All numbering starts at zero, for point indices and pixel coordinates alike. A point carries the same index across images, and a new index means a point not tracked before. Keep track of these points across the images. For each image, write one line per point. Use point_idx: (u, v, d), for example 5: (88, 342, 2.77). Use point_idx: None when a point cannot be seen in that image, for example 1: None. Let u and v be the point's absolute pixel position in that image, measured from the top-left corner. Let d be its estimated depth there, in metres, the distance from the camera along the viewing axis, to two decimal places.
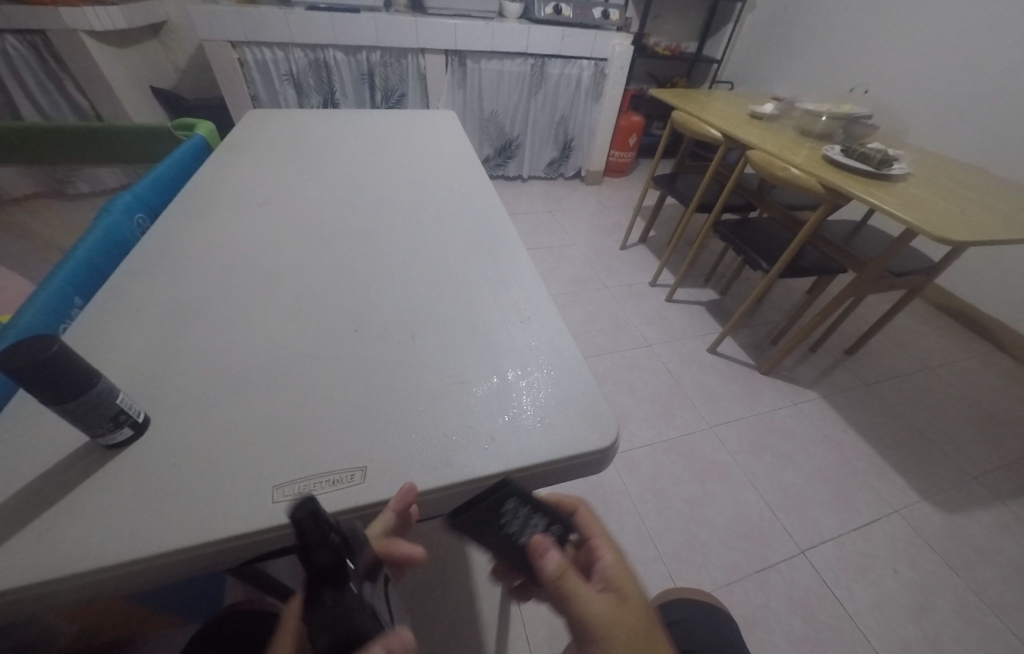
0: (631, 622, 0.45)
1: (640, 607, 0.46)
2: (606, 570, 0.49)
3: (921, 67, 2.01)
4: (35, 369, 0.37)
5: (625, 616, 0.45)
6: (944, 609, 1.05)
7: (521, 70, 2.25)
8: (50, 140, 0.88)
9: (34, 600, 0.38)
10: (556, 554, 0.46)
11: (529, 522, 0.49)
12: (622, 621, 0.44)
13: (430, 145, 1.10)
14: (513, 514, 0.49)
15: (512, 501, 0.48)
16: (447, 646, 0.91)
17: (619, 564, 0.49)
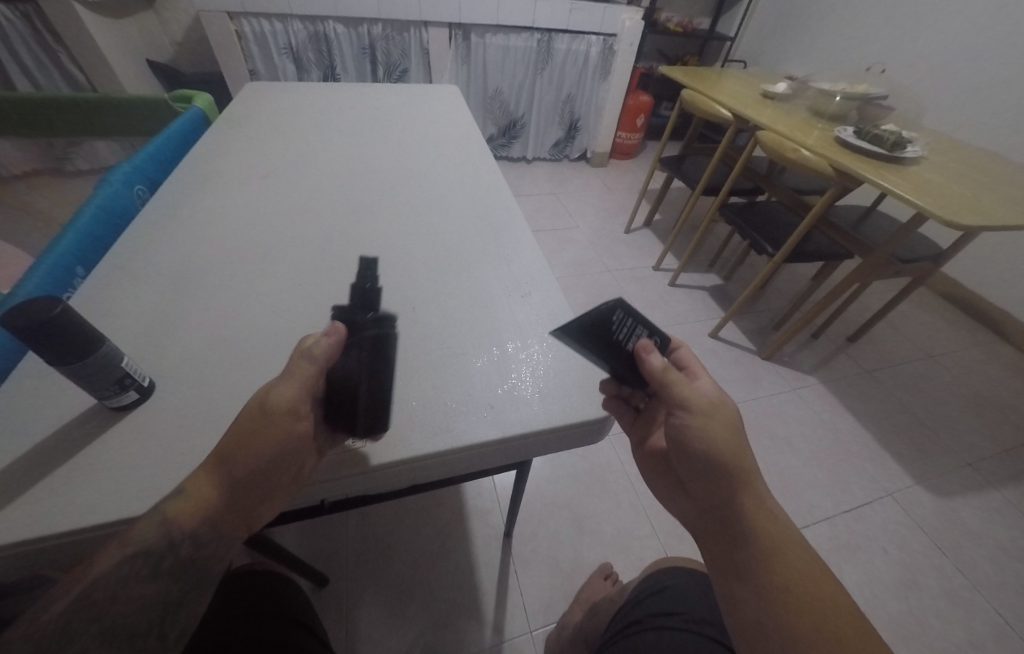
0: (720, 420, 0.51)
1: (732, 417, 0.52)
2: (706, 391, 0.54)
3: (939, 47, 1.95)
4: (41, 328, 0.37)
5: (715, 418, 0.51)
6: (931, 588, 1.08)
7: (527, 45, 2.19)
8: (45, 112, 0.87)
9: (46, 551, 0.39)
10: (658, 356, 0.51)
11: (636, 331, 0.52)
12: (711, 418, 0.51)
13: (433, 120, 1.08)
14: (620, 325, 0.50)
15: (620, 313, 0.50)
16: (446, 615, 0.94)
17: (713, 388, 0.54)
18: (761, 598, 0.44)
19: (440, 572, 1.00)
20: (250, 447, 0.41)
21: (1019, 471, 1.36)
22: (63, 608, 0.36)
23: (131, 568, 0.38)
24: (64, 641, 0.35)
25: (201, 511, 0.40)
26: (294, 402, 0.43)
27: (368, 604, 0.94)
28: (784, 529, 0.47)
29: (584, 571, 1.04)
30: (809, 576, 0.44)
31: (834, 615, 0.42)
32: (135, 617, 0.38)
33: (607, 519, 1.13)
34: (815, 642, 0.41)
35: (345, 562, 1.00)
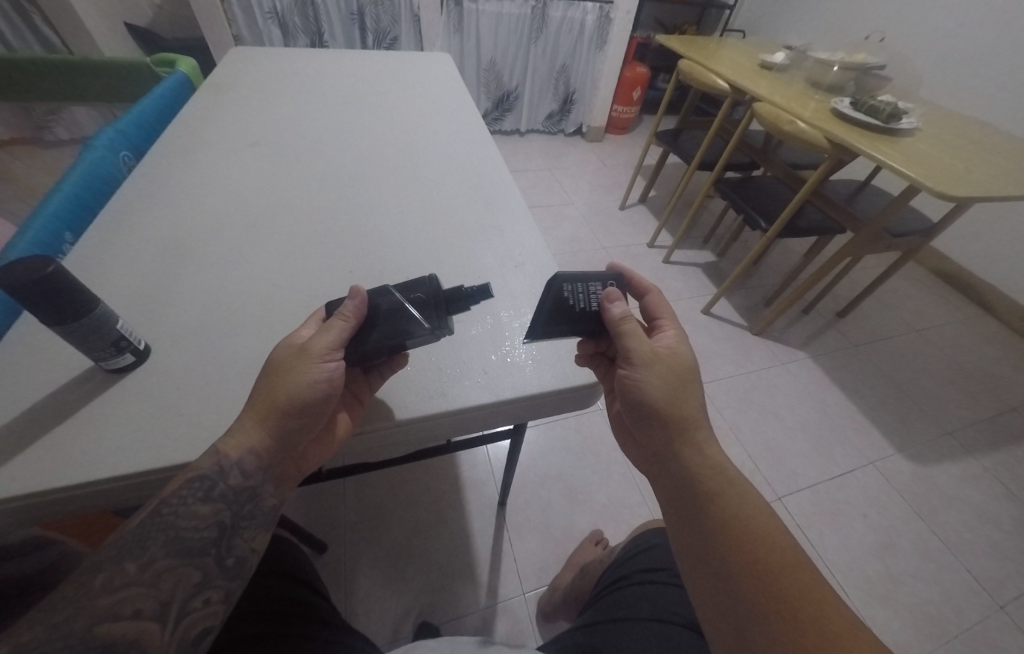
0: (671, 370, 0.52)
1: (684, 366, 0.53)
2: (667, 341, 0.55)
3: (942, 16, 1.91)
4: (37, 286, 0.37)
5: (669, 369, 0.52)
6: (906, 549, 1.13)
7: (521, 12, 2.13)
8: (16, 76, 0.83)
9: (51, 505, 0.40)
10: (619, 305, 0.52)
11: (592, 289, 0.53)
12: (661, 370, 0.52)
13: (424, 88, 1.05)
14: (574, 291, 0.53)
15: (568, 285, 0.53)
16: (443, 579, 0.98)
17: (675, 339, 0.55)
18: (703, 541, 0.47)
19: (436, 538, 1.04)
20: (291, 389, 0.43)
21: (995, 440, 1.41)
22: (140, 518, 0.40)
23: (192, 489, 0.41)
24: (138, 547, 0.39)
25: (246, 445, 0.42)
26: (332, 343, 0.45)
27: (366, 568, 0.98)
28: (725, 472, 0.49)
29: (576, 537, 1.08)
30: (749, 515, 0.47)
31: (771, 548, 0.45)
32: (197, 535, 0.41)
33: (599, 488, 1.17)
34: (749, 576, 0.44)
35: (344, 531, 1.02)
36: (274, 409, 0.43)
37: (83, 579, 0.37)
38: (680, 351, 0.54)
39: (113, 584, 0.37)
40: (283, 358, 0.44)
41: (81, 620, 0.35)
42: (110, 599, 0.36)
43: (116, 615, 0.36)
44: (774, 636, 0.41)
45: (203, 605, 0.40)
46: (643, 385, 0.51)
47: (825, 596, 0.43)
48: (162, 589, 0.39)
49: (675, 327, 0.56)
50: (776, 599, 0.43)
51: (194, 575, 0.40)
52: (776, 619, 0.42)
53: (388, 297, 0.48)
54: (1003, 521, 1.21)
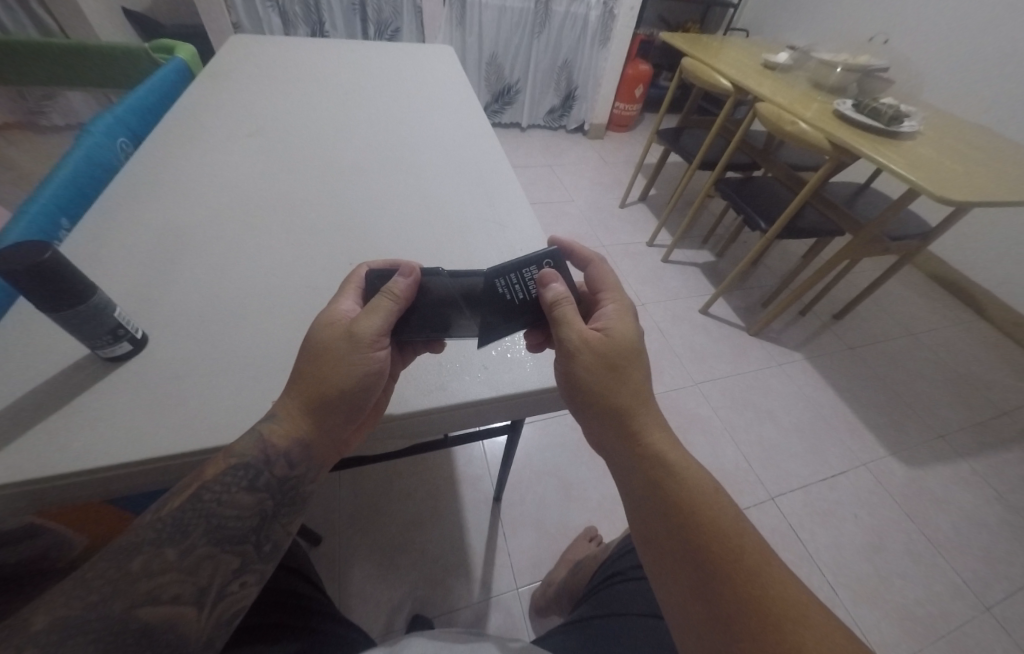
0: (613, 356, 0.49)
1: (627, 347, 0.50)
2: (608, 316, 0.52)
3: (945, 19, 1.91)
4: (34, 272, 0.37)
5: (606, 357, 0.49)
6: (896, 550, 1.14)
7: (523, 6, 2.11)
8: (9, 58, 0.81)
9: (57, 490, 0.40)
10: (557, 286, 0.50)
11: (527, 275, 0.50)
12: (598, 358, 0.48)
13: (428, 81, 1.04)
14: (508, 285, 0.49)
15: (501, 278, 0.49)
16: (438, 573, 0.98)
17: (617, 313, 0.53)
18: (658, 533, 0.45)
19: (431, 533, 1.04)
20: (340, 376, 0.44)
21: (986, 443, 1.42)
22: (181, 502, 0.40)
23: (237, 475, 0.41)
24: (180, 533, 0.39)
25: (295, 435, 0.43)
26: (380, 329, 0.45)
27: (360, 561, 0.98)
28: (677, 458, 0.47)
29: (570, 533, 1.09)
30: (705, 502, 0.45)
31: (727, 535, 0.43)
32: (239, 522, 0.41)
33: (594, 485, 1.18)
34: (704, 565, 0.42)
35: (339, 523, 1.02)
36: (322, 398, 0.44)
37: (123, 560, 0.37)
38: (623, 330, 0.51)
39: (153, 568, 0.37)
40: (332, 340, 0.44)
41: (122, 602, 0.35)
42: (150, 583, 0.36)
43: (154, 600, 0.36)
44: (733, 631, 0.39)
45: (239, 589, 0.40)
46: (583, 376, 0.48)
47: (783, 580, 0.41)
48: (203, 575, 0.39)
49: (616, 301, 0.54)
50: (734, 591, 0.41)
51: (232, 562, 0.40)
52: (732, 606, 0.40)
53: (437, 277, 0.49)
54: (992, 523, 1.23)
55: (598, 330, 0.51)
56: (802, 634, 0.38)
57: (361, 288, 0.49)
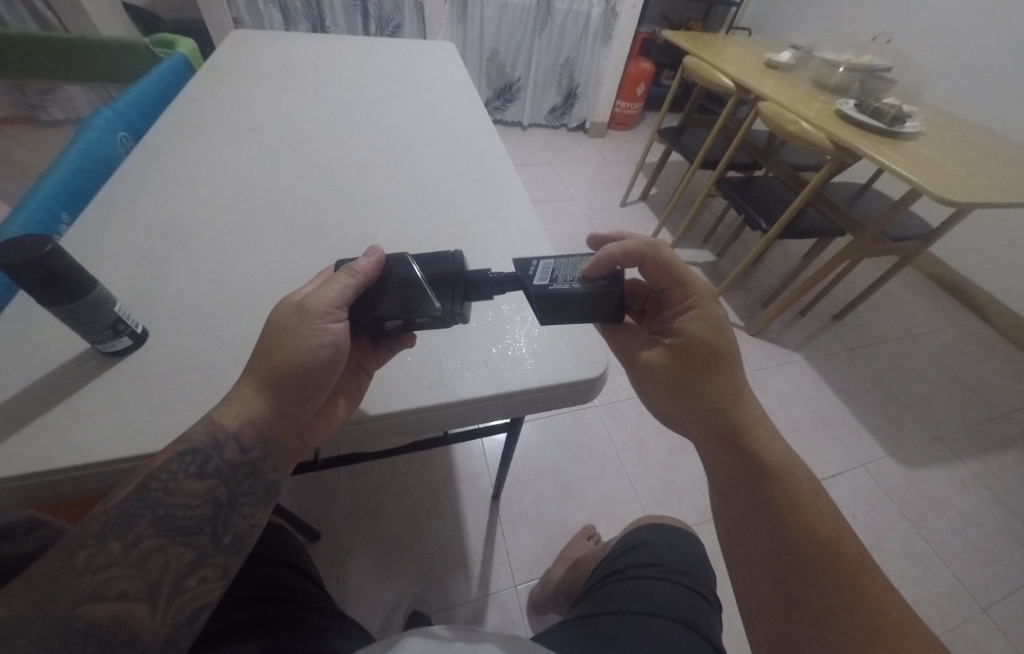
0: (698, 367, 0.51)
1: (719, 352, 0.51)
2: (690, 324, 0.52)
3: (948, 20, 1.91)
4: (35, 266, 0.37)
5: (695, 366, 0.51)
6: (893, 550, 1.15)
7: (525, 3, 2.10)
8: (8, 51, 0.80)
9: (51, 484, 0.40)
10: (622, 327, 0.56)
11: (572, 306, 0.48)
12: (688, 370, 0.52)
13: (429, 78, 1.04)
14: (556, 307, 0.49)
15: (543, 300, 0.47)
16: (435, 570, 0.98)
17: (699, 320, 0.52)
18: (755, 528, 0.52)
19: (429, 531, 1.04)
20: (289, 350, 0.42)
21: (984, 445, 1.43)
22: (125, 494, 0.40)
23: (182, 463, 0.40)
24: (125, 525, 0.39)
25: (245, 415, 0.42)
26: (335, 302, 0.43)
27: (358, 558, 0.98)
28: (779, 455, 0.52)
29: (568, 532, 1.09)
30: (798, 499, 0.51)
31: (817, 529, 0.50)
32: (190, 513, 0.41)
33: (593, 483, 1.18)
34: (798, 556, 0.49)
35: (337, 520, 1.02)
36: (272, 375, 0.43)
37: (67, 557, 0.37)
38: (705, 335, 0.51)
39: (98, 563, 0.37)
40: (283, 316, 0.43)
41: (66, 599, 0.35)
42: (95, 578, 0.37)
43: (99, 596, 0.36)
44: (826, 612, 0.46)
45: (198, 584, 0.40)
46: (673, 389, 0.53)
47: (870, 572, 0.48)
48: (152, 569, 0.39)
49: (700, 297, 0.52)
50: (826, 577, 0.47)
51: (186, 555, 0.40)
52: (825, 595, 0.47)
53: (405, 266, 0.45)
54: (989, 524, 1.23)
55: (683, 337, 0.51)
56: (889, 620, 0.44)
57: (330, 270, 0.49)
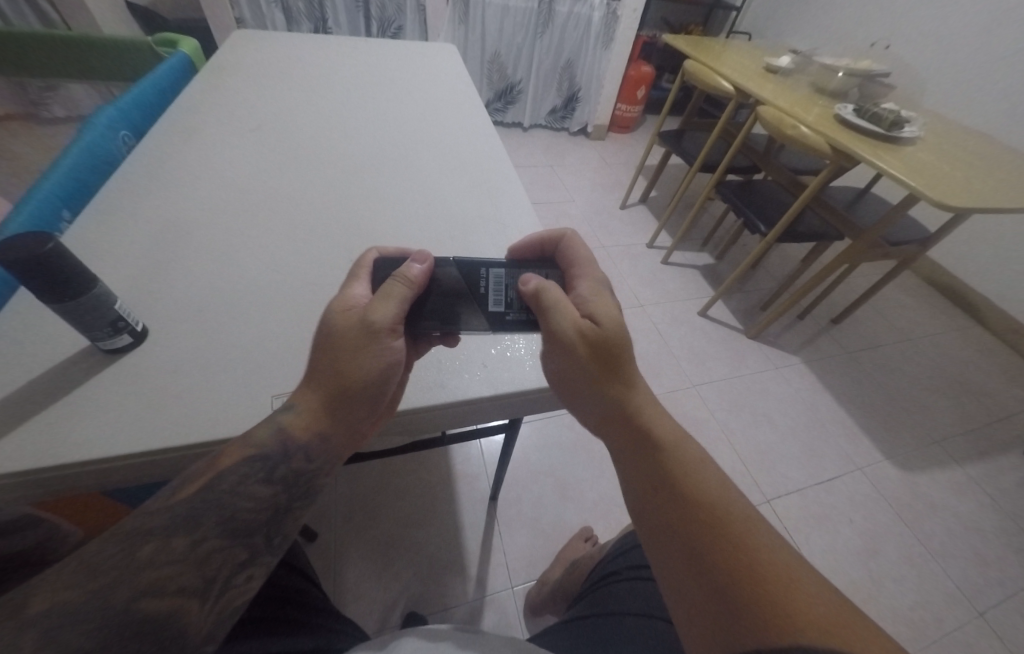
0: (603, 338, 0.48)
1: (621, 327, 0.49)
2: (583, 293, 0.51)
3: (948, 26, 1.92)
4: (33, 264, 0.37)
5: (600, 345, 0.48)
6: (889, 554, 1.15)
7: (526, 6, 2.11)
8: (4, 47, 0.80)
9: (53, 481, 0.40)
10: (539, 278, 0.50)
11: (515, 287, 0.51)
12: (594, 346, 0.48)
13: (431, 79, 1.04)
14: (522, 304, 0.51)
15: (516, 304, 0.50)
16: (432, 571, 0.98)
17: (592, 290, 0.51)
18: (654, 507, 0.44)
19: (427, 531, 1.04)
20: (357, 368, 0.44)
21: (981, 450, 1.43)
22: (194, 491, 0.39)
23: (254, 468, 0.41)
24: (193, 521, 0.38)
25: (313, 427, 0.44)
26: (394, 316, 0.45)
27: (355, 558, 0.98)
28: (675, 434, 0.47)
29: (566, 533, 1.09)
30: (700, 475, 0.44)
31: (718, 509, 0.42)
32: (253, 515, 0.41)
33: (591, 485, 1.18)
34: (694, 536, 0.42)
35: (335, 520, 1.02)
36: (338, 390, 0.44)
37: (133, 547, 0.35)
38: (611, 312, 0.50)
39: (165, 556, 0.36)
40: (348, 329, 0.44)
41: (125, 591, 0.33)
42: (160, 570, 0.35)
43: (159, 590, 0.34)
44: (723, 599, 0.38)
45: (245, 582, 0.39)
46: (575, 369, 0.48)
47: (776, 563, 0.39)
48: (210, 566, 0.37)
49: (596, 280, 0.52)
50: (730, 564, 0.39)
51: (241, 555, 0.39)
52: (720, 576, 0.39)
53: (445, 271, 0.49)
54: (986, 529, 1.23)
55: (592, 317, 0.49)
56: (803, 607, 0.37)
57: (373, 271, 0.49)
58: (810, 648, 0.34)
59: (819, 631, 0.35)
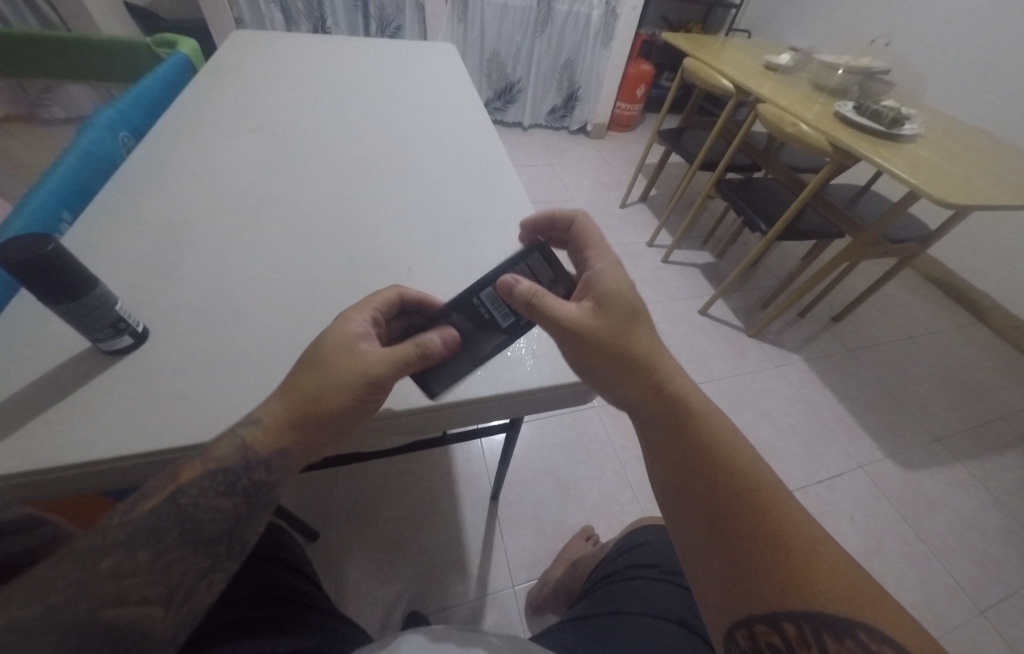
0: (620, 322, 0.48)
1: (633, 307, 0.49)
2: (594, 277, 0.50)
3: (947, 22, 1.91)
4: (36, 266, 0.37)
5: (614, 333, 0.48)
6: (890, 552, 1.15)
7: (526, 5, 2.11)
8: None
9: (56, 482, 0.41)
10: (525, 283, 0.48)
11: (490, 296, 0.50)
12: (606, 329, 0.47)
13: (431, 79, 1.04)
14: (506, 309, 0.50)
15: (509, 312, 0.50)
16: (433, 571, 0.98)
17: (602, 274, 0.51)
18: (681, 478, 0.47)
19: (428, 531, 1.04)
20: (334, 403, 0.43)
21: (982, 447, 1.43)
22: (156, 504, 0.40)
23: (213, 481, 0.41)
24: (153, 535, 0.39)
25: (276, 446, 0.42)
26: (386, 381, 0.44)
27: (356, 559, 0.98)
28: (698, 405, 0.49)
29: (567, 532, 1.09)
30: (722, 449, 0.47)
31: (742, 476, 0.46)
32: (213, 525, 0.42)
33: (592, 484, 1.18)
34: (720, 503, 0.45)
35: (336, 520, 1.02)
36: (310, 417, 0.43)
37: (90, 562, 0.37)
38: (624, 295, 0.49)
39: (123, 570, 0.38)
40: (343, 365, 0.43)
41: (88, 602, 0.35)
42: (117, 583, 0.37)
43: (123, 601, 0.37)
44: (751, 560, 0.42)
45: (207, 588, 0.41)
46: (592, 357, 0.48)
47: (797, 520, 0.43)
48: (173, 576, 0.39)
49: (614, 259, 0.52)
50: (757, 528, 0.43)
51: (202, 563, 0.41)
52: (746, 540, 0.43)
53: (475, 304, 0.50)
54: (987, 526, 1.23)
55: (597, 299, 0.49)
56: (824, 571, 0.40)
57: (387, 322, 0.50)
58: (832, 605, 0.39)
59: (837, 587, 0.40)
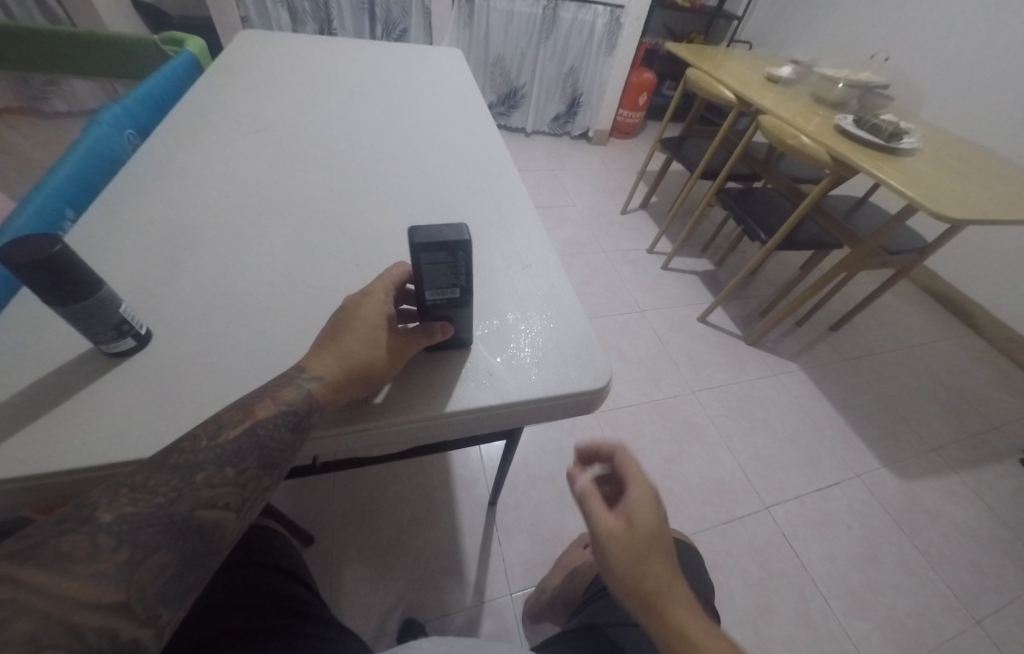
0: (640, 545, 0.46)
1: (657, 531, 0.48)
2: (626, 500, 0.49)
3: (945, 38, 1.94)
4: (38, 267, 0.36)
5: (634, 557, 0.46)
6: (887, 562, 1.15)
7: (531, 12, 2.12)
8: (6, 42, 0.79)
9: (54, 487, 0.40)
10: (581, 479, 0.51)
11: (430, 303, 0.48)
12: (627, 550, 0.46)
13: (438, 83, 1.04)
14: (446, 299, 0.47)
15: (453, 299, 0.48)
16: (430, 576, 0.98)
17: (638, 500, 0.49)
18: None
19: (425, 536, 1.03)
20: (382, 371, 0.46)
21: (977, 458, 1.44)
22: (238, 433, 0.40)
23: (282, 420, 0.41)
24: (238, 457, 0.40)
25: (337, 399, 0.43)
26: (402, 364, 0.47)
27: (352, 563, 0.97)
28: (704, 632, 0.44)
29: (565, 539, 1.08)
30: None
31: None
32: (283, 452, 0.42)
33: None
34: None
35: (333, 524, 1.01)
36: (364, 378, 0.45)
37: (187, 473, 0.38)
38: (648, 524, 0.48)
39: (213, 482, 0.38)
40: (391, 337, 0.47)
41: (186, 503, 0.37)
42: (210, 490, 0.38)
43: (211, 505, 0.38)
44: None
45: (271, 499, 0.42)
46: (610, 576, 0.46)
47: None
48: (249, 491, 0.40)
49: (647, 489, 0.50)
50: None
51: (269, 481, 0.41)
52: None
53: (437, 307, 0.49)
54: (982, 536, 1.24)
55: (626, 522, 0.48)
56: None
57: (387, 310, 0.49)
58: None
59: None
